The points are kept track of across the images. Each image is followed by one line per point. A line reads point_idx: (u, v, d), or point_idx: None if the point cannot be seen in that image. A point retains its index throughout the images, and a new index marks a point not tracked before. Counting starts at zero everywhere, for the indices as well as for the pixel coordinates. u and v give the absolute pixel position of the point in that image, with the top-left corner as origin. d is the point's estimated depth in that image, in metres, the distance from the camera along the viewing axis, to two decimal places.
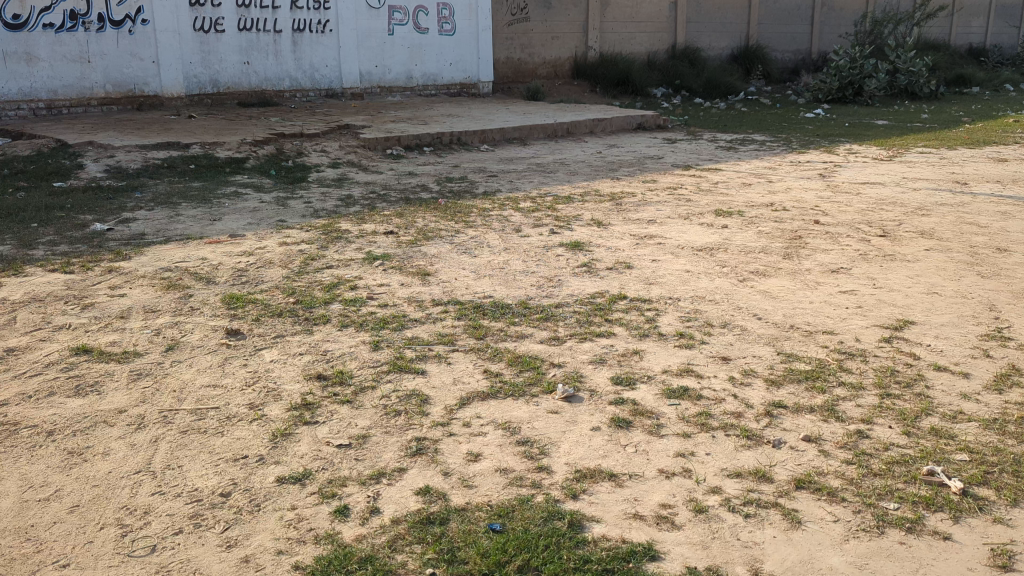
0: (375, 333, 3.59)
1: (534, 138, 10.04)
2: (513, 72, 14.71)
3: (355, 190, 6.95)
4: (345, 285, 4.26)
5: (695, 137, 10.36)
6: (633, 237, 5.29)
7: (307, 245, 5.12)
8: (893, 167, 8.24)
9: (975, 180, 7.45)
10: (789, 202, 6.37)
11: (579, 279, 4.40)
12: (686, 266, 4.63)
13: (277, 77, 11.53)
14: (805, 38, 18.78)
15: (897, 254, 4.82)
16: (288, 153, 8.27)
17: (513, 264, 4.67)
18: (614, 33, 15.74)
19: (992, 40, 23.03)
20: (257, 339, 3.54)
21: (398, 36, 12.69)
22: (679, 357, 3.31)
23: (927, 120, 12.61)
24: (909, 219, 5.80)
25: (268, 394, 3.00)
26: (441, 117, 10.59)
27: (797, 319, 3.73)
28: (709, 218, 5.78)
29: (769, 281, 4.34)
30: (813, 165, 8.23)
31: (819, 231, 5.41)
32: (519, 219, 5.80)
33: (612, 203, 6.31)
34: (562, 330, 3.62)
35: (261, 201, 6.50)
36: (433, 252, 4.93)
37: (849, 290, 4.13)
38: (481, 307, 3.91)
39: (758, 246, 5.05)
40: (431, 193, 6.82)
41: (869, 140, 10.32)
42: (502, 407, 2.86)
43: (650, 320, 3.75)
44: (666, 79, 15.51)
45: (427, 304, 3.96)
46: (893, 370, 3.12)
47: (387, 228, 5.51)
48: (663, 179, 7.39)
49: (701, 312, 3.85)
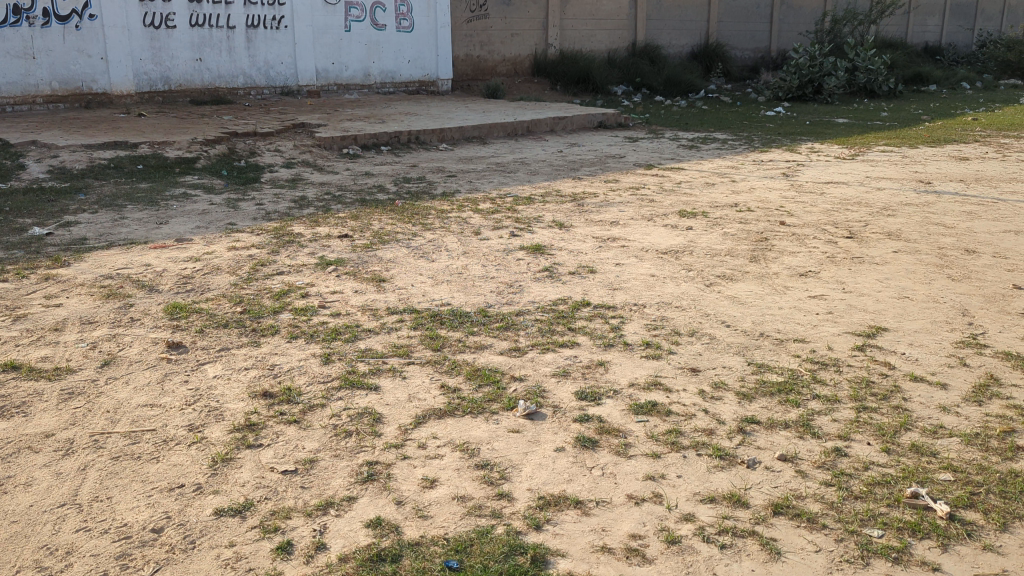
0: (327, 345, 3.40)
1: (494, 137, 9.88)
2: (473, 70, 14.52)
3: (310, 191, 6.73)
4: (296, 293, 4.06)
5: (656, 136, 10.27)
6: (596, 239, 5.15)
7: (257, 249, 4.89)
8: (856, 166, 8.20)
9: (938, 179, 7.43)
10: (753, 203, 6.28)
11: (540, 284, 4.25)
12: (651, 269, 4.50)
13: (231, 74, 11.22)
14: (764, 36, 18.84)
15: (865, 256, 4.76)
16: (240, 153, 8.01)
17: (472, 269, 4.50)
18: (575, 31, 15.64)
19: (948, 39, 23.33)
20: (200, 352, 3.31)
21: (355, 33, 12.43)
22: (646, 369, 3.18)
23: (886, 118, 12.68)
24: (874, 219, 5.75)
25: (209, 414, 2.78)
26: (399, 115, 10.38)
27: (767, 326, 3.63)
28: (673, 220, 5.66)
29: (737, 285, 4.24)
30: (775, 164, 8.17)
31: (785, 232, 5.33)
32: (478, 221, 5.63)
33: (574, 204, 6.17)
34: (524, 339, 3.47)
35: (211, 202, 6.25)
36: (389, 256, 4.74)
37: (818, 295, 4.06)
38: (438, 315, 3.74)
39: (723, 248, 4.94)
40: (389, 194, 6.63)
41: (830, 138, 10.32)
42: (461, 426, 2.69)
43: (614, 328, 3.61)
44: (627, 77, 15.45)
45: (382, 313, 3.78)
46: (869, 382, 3.05)
47: (342, 231, 5.31)
48: (625, 178, 7.26)
49: (668, 319, 3.73)
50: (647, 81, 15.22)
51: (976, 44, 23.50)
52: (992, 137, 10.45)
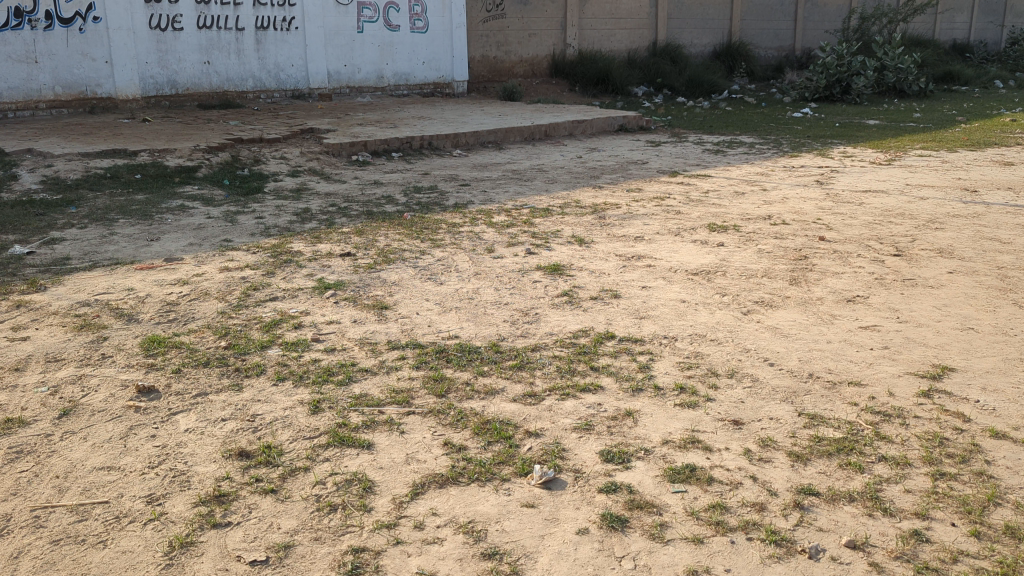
0: (318, 389, 3.00)
1: (511, 142, 9.47)
2: (489, 71, 14.12)
3: (314, 203, 6.36)
4: (288, 323, 3.67)
5: (680, 140, 9.82)
6: (619, 258, 4.73)
7: (251, 271, 4.50)
8: (894, 172, 7.74)
9: (984, 187, 6.97)
10: (787, 215, 5.85)
11: (559, 311, 3.84)
12: (681, 294, 4.08)
13: (239, 77, 10.88)
14: (788, 35, 18.33)
15: (918, 278, 4.32)
16: (244, 161, 7.64)
17: (484, 294, 4.09)
18: (594, 31, 15.21)
19: (976, 36, 22.70)
20: (173, 399, 2.92)
21: (368, 34, 12.06)
22: (681, 421, 2.75)
23: (919, 119, 12.16)
24: (922, 233, 5.31)
25: (174, 480, 2.39)
26: (411, 119, 9.99)
27: (816, 365, 3.20)
28: (702, 234, 5.24)
29: (777, 313, 3.81)
30: (808, 170, 7.72)
31: (826, 250, 4.89)
32: (492, 237, 5.22)
33: (595, 217, 5.74)
34: (541, 382, 3.05)
35: (208, 215, 5.88)
36: (394, 278, 4.35)
37: (870, 325, 3.63)
38: (444, 351, 3.33)
39: (759, 268, 4.52)
40: (398, 206, 6.23)
41: (863, 142, 9.81)
42: (466, 498, 2.29)
43: (643, 367, 3.19)
44: (648, 78, 14.99)
45: (381, 349, 3.38)
46: (942, 439, 2.61)
47: (344, 249, 4.92)
48: (649, 187, 6.84)
49: (704, 356, 3.30)
50: (668, 81, 14.75)
51: (1006, 42, 22.86)
52: None
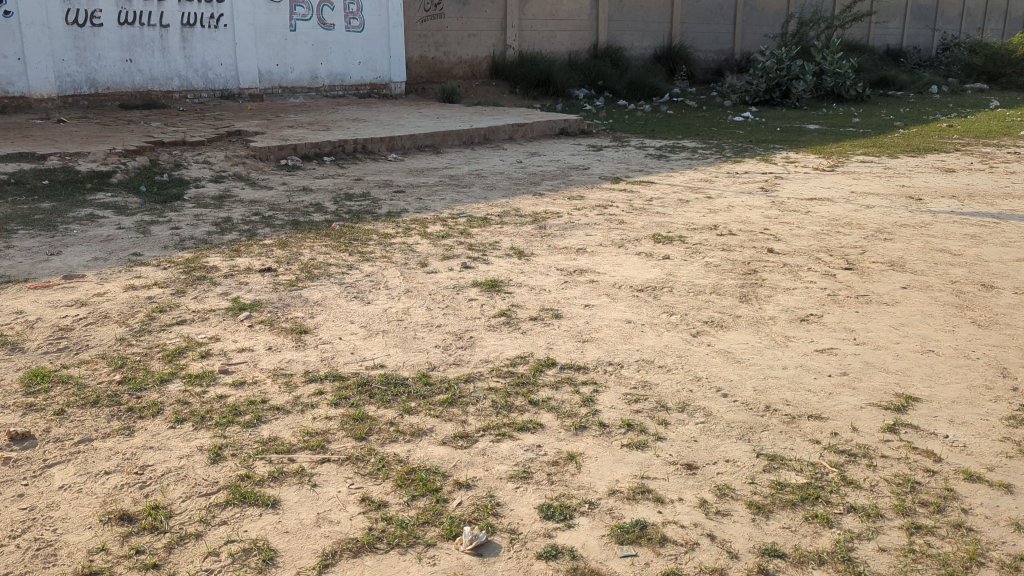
0: (220, 433, 2.64)
1: (449, 146, 9.15)
2: (427, 71, 13.77)
3: (236, 211, 5.96)
4: (194, 351, 3.30)
5: (622, 144, 9.61)
6: (560, 272, 4.45)
7: (159, 289, 4.10)
8: (838, 178, 7.62)
9: (929, 195, 6.87)
10: (734, 224, 5.65)
11: (495, 334, 3.53)
12: (625, 313, 3.82)
13: (164, 76, 10.35)
14: (728, 38, 18.34)
15: (872, 294, 4.13)
16: (163, 165, 7.17)
17: (414, 315, 3.76)
18: (534, 32, 14.97)
19: (909, 41, 23.07)
20: (50, 448, 2.54)
21: (301, 32, 11.61)
22: (629, 466, 2.48)
23: (859, 124, 12.18)
24: (871, 245, 5.15)
25: (38, 556, 2.03)
26: (345, 121, 9.60)
27: (773, 397, 2.97)
28: (647, 246, 4.99)
29: (728, 335, 3.57)
30: (752, 177, 7.56)
31: (775, 263, 4.68)
32: (426, 249, 4.90)
33: (535, 227, 5.46)
34: (474, 420, 2.74)
35: (119, 226, 5.43)
36: (316, 297, 3.99)
37: (827, 349, 3.42)
38: (368, 384, 3.00)
39: (707, 284, 4.28)
40: (327, 215, 5.86)
41: (805, 147, 9.72)
42: (385, 571, 1.98)
43: (587, 401, 2.90)
44: (589, 80, 14.79)
45: (297, 382, 3.03)
46: (914, 484, 2.39)
47: (264, 264, 4.54)
48: (591, 194, 6.58)
49: (653, 387, 3.03)
50: (609, 84, 14.59)
51: (937, 48, 23.29)
52: (972, 145, 9.98)
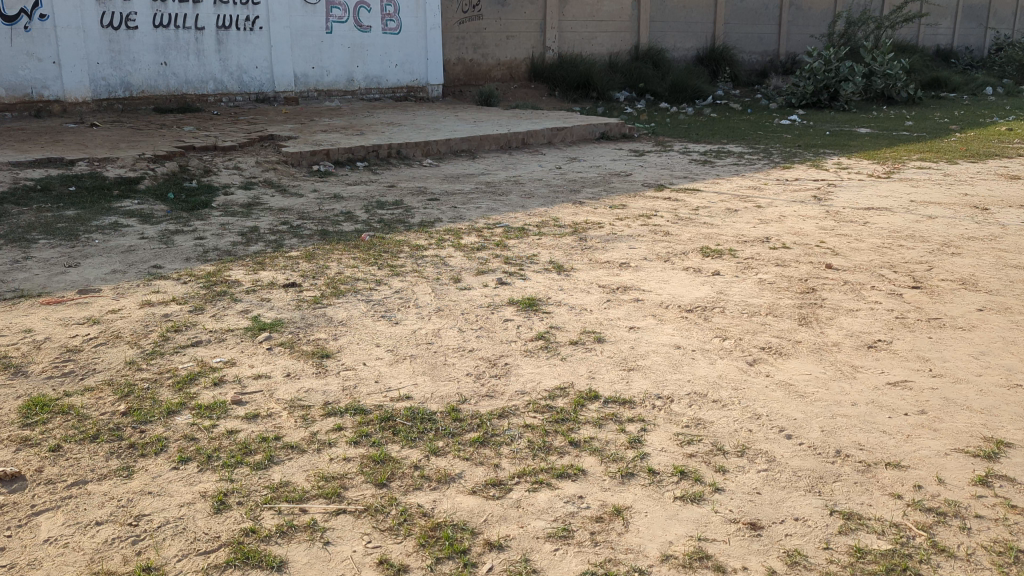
0: (227, 476, 2.38)
1: (485, 150, 8.88)
2: (464, 74, 13.52)
3: (265, 220, 5.75)
4: (206, 378, 3.05)
5: (665, 149, 9.28)
6: (602, 289, 4.15)
7: (177, 306, 3.88)
8: (895, 186, 7.22)
9: (995, 204, 6.45)
10: (787, 236, 5.31)
11: (531, 361, 3.24)
12: (674, 337, 3.50)
13: (199, 79, 10.22)
14: (772, 39, 17.88)
15: (945, 317, 3.77)
16: (192, 171, 6.99)
17: (445, 338, 3.48)
18: (574, 33, 14.66)
19: (961, 41, 22.38)
20: (40, 493, 2.30)
21: (337, 34, 11.43)
22: (683, 524, 2.18)
23: (912, 128, 11.69)
24: (938, 260, 4.78)
25: None
26: (379, 126, 9.38)
27: (844, 440, 2.64)
28: (694, 261, 4.67)
29: (789, 363, 3.25)
30: (804, 184, 7.19)
31: (835, 280, 4.34)
32: (460, 262, 4.63)
33: (575, 238, 5.16)
34: (508, 464, 2.46)
35: (142, 235, 5.24)
36: (341, 316, 3.74)
37: (900, 381, 3.08)
38: (392, 420, 2.72)
39: (762, 304, 3.96)
40: (357, 224, 5.62)
41: (858, 152, 9.31)
42: None
43: (634, 443, 2.60)
44: (630, 83, 14.44)
45: (314, 416, 2.76)
46: (1017, 553, 2.07)
47: (288, 278, 4.30)
48: (634, 203, 6.27)
49: (708, 427, 2.72)
50: (651, 86, 14.23)
51: (991, 47, 22.56)
52: None
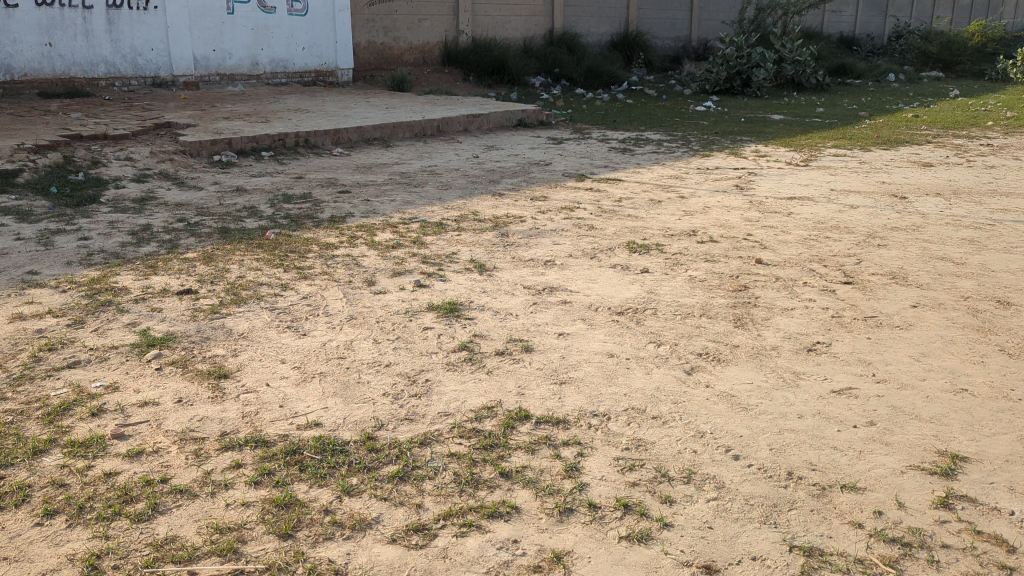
0: (101, 532, 2.04)
1: (399, 138, 8.52)
2: (375, 58, 13.05)
3: (159, 216, 5.30)
4: (83, 408, 2.67)
5: (583, 136, 9.08)
6: (527, 290, 3.90)
7: (53, 319, 3.45)
8: (814, 174, 7.18)
9: (912, 192, 6.46)
10: (714, 229, 5.15)
11: (454, 376, 2.95)
12: (606, 344, 3.27)
13: (89, 62, 9.54)
14: (684, 24, 17.91)
15: (881, 315, 3.65)
16: (79, 163, 6.44)
17: (359, 351, 3.17)
18: (487, 17, 14.34)
19: (862, 29, 22.92)
20: None
21: (239, 15, 10.84)
22: (631, 570, 1.95)
23: (823, 114, 11.80)
24: (865, 252, 4.69)
25: None
26: (285, 112, 8.91)
27: (794, 459, 2.44)
28: (621, 257, 4.46)
29: (728, 371, 3.05)
30: (725, 173, 7.08)
31: (766, 276, 4.19)
32: (374, 262, 4.32)
33: (497, 233, 4.90)
34: (432, 504, 2.18)
35: (18, 236, 4.73)
36: (241, 328, 3.38)
37: (845, 389, 2.91)
38: (299, 453, 2.41)
39: (695, 304, 3.77)
40: (261, 220, 5.23)
41: (774, 139, 9.30)
42: None
43: (570, 471, 2.35)
44: (545, 68, 14.21)
45: (208, 451, 2.42)
46: None
47: (183, 284, 3.91)
48: (556, 194, 6.04)
49: (649, 448, 2.49)
50: (566, 71, 14.03)
51: (891, 35, 23.17)
52: (944, 136, 9.64)
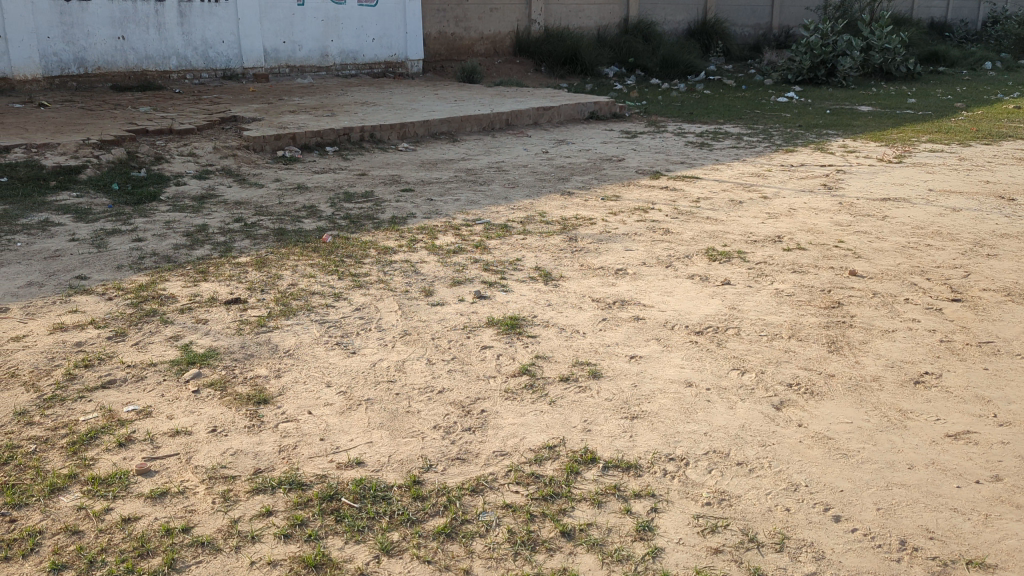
0: None
1: (466, 132, 8.26)
2: (445, 49, 12.82)
3: (217, 216, 5.13)
4: (109, 437, 2.46)
5: (658, 130, 8.68)
6: (597, 304, 3.59)
7: (94, 330, 3.27)
8: (909, 172, 6.67)
9: (1020, 193, 5.92)
10: (802, 234, 4.75)
11: (513, 407, 2.66)
12: (684, 371, 2.93)
13: (161, 55, 9.51)
14: (765, 11, 17.25)
15: (998, 341, 3.22)
16: (142, 158, 6.35)
17: (412, 374, 2.90)
18: (560, 6, 13.98)
19: (954, 15, 21.77)
20: None
21: (309, 7, 10.72)
22: None
23: (914, 105, 11.12)
24: (973, 263, 4.23)
25: None
26: (352, 105, 8.73)
27: (907, 523, 2.09)
28: (699, 266, 4.10)
29: (823, 407, 2.69)
30: (811, 171, 6.63)
31: (862, 291, 3.78)
32: (433, 269, 4.05)
33: (565, 238, 4.58)
34: (481, 570, 1.90)
35: (72, 237, 4.61)
36: (288, 345, 3.14)
37: (962, 433, 2.52)
38: (336, 500, 2.15)
39: (783, 323, 3.40)
40: (320, 221, 5.02)
41: (863, 133, 8.74)
42: None
43: (643, 531, 2.04)
44: (619, 57, 13.79)
45: (238, 493, 2.18)
46: None
47: (233, 292, 3.71)
48: (629, 193, 5.69)
49: (734, 504, 2.16)
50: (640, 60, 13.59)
51: (986, 21, 21.97)
52: None
